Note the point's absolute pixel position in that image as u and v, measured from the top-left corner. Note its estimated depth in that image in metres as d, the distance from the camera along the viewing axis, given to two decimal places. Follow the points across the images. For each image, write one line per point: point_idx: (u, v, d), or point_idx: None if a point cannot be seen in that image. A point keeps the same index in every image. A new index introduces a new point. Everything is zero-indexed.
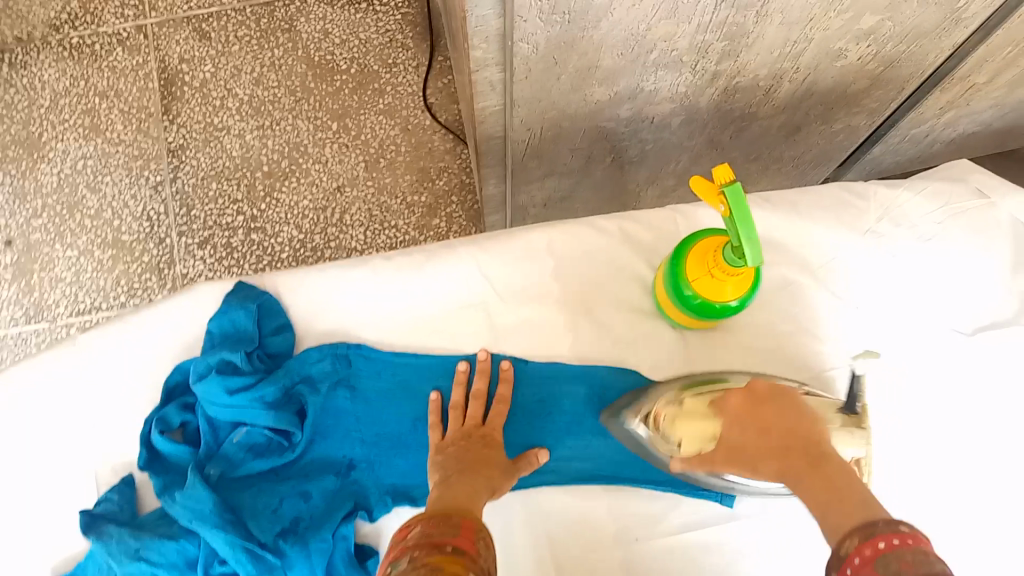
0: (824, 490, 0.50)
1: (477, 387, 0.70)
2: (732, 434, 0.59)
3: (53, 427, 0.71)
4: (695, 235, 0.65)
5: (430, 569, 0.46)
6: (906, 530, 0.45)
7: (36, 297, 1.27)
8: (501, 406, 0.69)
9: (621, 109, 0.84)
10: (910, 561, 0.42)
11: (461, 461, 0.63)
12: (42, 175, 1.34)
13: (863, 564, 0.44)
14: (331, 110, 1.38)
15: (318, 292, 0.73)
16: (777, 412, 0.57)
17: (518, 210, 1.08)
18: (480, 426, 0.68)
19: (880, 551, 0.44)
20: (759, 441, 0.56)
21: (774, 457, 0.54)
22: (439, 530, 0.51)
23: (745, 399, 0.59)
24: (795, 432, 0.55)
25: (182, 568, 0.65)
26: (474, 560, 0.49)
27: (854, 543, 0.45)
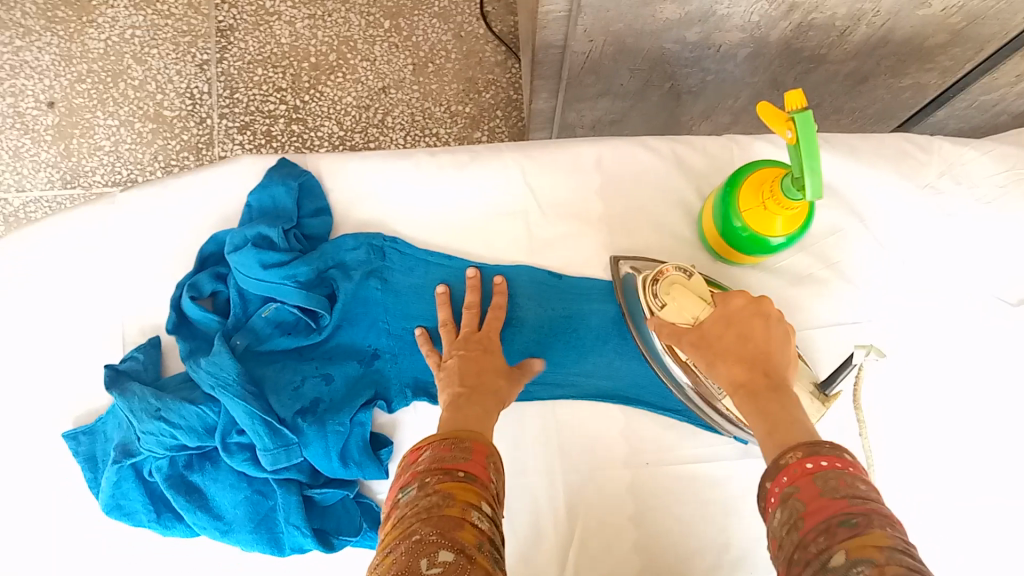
0: (776, 413, 0.48)
1: (466, 301, 0.68)
2: (714, 327, 0.56)
3: (85, 280, 0.72)
4: (753, 165, 0.63)
5: (443, 497, 0.45)
6: (850, 458, 0.42)
7: (74, 162, 1.27)
8: (499, 312, 0.68)
9: (689, 31, 0.81)
10: (848, 481, 0.40)
11: (466, 373, 0.60)
12: (89, 40, 1.32)
13: (800, 474, 0.42)
14: (384, 7, 1.35)
15: (359, 180, 0.73)
16: (765, 327, 0.53)
17: (566, 130, 1.06)
18: (476, 332, 0.66)
19: (818, 466, 0.42)
20: (733, 345, 0.53)
21: (741, 365, 0.51)
22: (451, 454, 0.49)
23: (747, 301, 0.56)
24: (771, 352, 0.52)
25: (201, 434, 0.65)
26: (485, 485, 0.47)
27: (797, 455, 0.43)
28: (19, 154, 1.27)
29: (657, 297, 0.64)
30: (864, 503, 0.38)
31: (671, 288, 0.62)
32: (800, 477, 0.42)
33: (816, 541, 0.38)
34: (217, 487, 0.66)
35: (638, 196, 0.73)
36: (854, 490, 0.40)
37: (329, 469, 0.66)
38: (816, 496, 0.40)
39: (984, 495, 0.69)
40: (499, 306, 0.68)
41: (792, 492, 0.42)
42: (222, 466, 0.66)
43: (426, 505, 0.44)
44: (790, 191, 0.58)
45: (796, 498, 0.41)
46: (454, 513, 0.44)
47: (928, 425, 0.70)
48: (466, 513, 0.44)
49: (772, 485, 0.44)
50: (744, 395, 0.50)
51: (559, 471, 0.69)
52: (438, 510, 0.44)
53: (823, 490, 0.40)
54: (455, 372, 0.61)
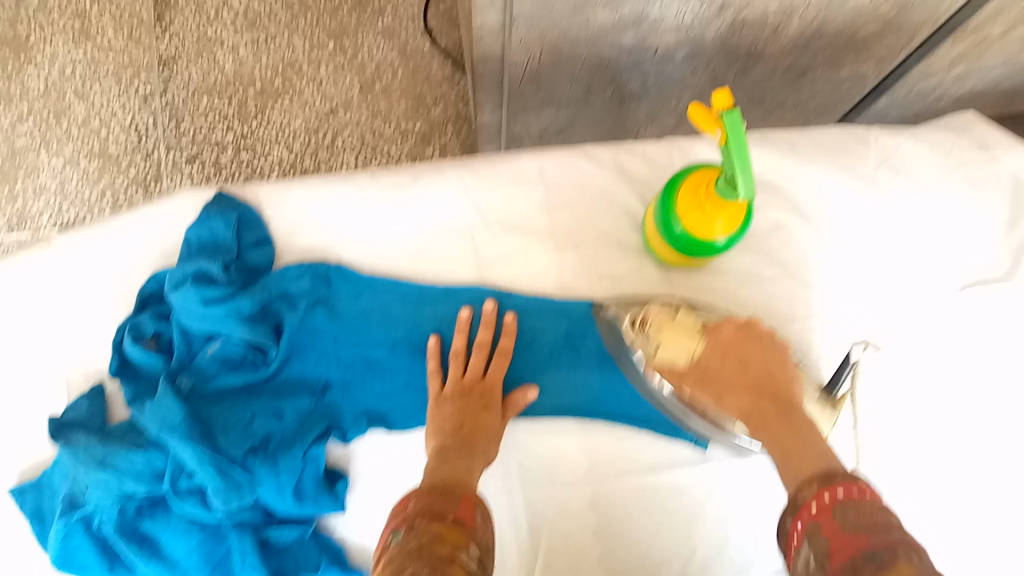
0: (784, 434, 0.53)
1: (481, 338, 0.67)
2: (712, 359, 0.59)
3: (24, 329, 0.70)
4: (690, 169, 0.63)
5: (433, 537, 0.45)
6: (864, 487, 0.45)
7: (19, 205, 1.25)
8: (502, 360, 0.67)
9: (624, 36, 0.81)
10: (865, 513, 0.43)
11: (460, 422, 0.62)
12: (28, 79, 1.30)
13: (820, 512, 0.44)
14: (328, 28, 1.35)
15: (301, 207, 0.72)
16: (760, 354, 0.58)
17: (513, 141, 1.06)
18: (480, 380, 0.66)
19: (837, 500, 0.44)
20: (736, 375, 0.58)
21: (748, 395, 0.56)
22: (440, 500, 0.49)
23: (738, 331, 0.60)
24: (768, 378, 0.57)
25: (149, 480, 0.63)
26: (473, 531, 0.47)
27: (812, 489, 0.46)
28: None
29: (649, 341, 0.64)
30: (885, 535, 0.41)
31: (660, 323, 0.64)
32: (819, 514, 0.45)
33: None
34: (169, 533, 0.64)
35: (582, 206, 0.73)
36: (874, 521, 0.42)
37: (284, 507, 0.65)
38: (835, 534, 0.42)
39: (937, 484, 0.69)
40: (504, 352, 0.67)
41: (814, 529, 0.44)
42: (174, 512, 0.64)
43: (417, 544, 0.45)
44: (725, 193, 0.58)
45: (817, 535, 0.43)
46: (443, 552, 0.44)
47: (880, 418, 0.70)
48: (454, 554, 0.44)
49: (794, 522, 0.46)
50: (755, 423, 0.55)
51: (520, 491, 0.68)
52: (429, 550, 0.44)
53: (843, 526, 0.43)
54: (451, 424, 0.62)
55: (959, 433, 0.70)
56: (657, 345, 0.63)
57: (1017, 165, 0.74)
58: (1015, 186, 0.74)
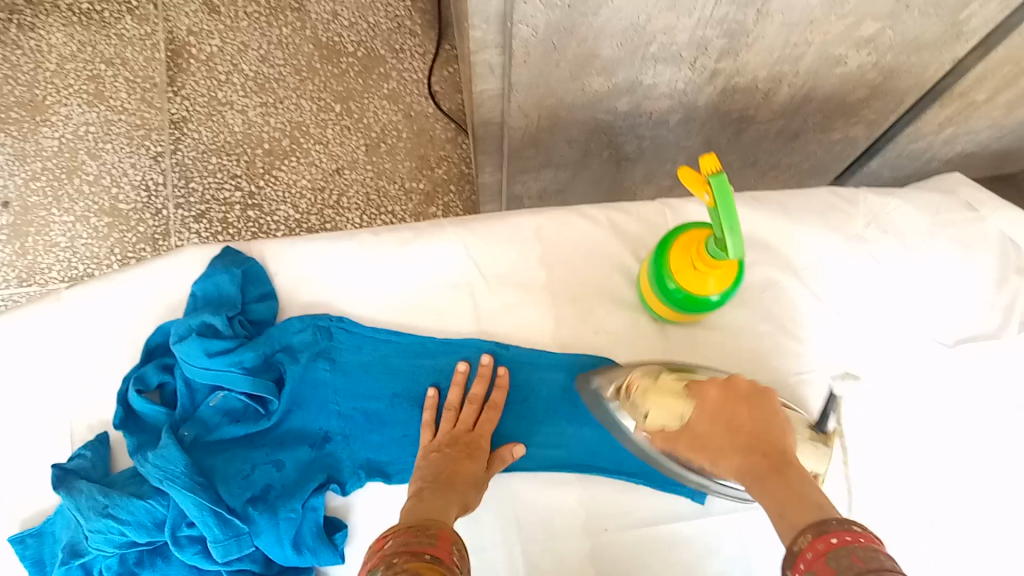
0: (780, 490, 0.52)
1: (473, 392, 0.69)
2: (702, 424, 0.59)
3: (31, 380, 0.71)
4: (681, 228, 0.65)
5: (411, 573, 0.46)
6: (858, 530, 0.46)
7: (29, 260, 1.27)
8: (493, 413, 0.68)
9: (620, 101, 0.84)
10: (861, 557, 0.44)
11: (439, 472, 0.63)
12: (42, 138, 1.34)
13: (815, 558, 0.45)
14: (335, 91, 1.39)
15: (304, 263, 0.74)
16: (750, 412, 0.58)
17: (514, 201, 1.09)
18: (469, 431, 0.67)
19: (832, 546, 0.45)
20: (727, 437, 0.57)
21: (740, 456, 0.56)
22: (417, 539, 0.51)
23: (725, 390, 0.60)
24: (761, 436, 0.56)
25: (150, 528, 0.64)
26: (451, 568, 0.49)
27: (808, 538, 0.47)
28: None
29: (637, 408, 0.64)
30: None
31: (647, 388, 0.64)
32: (815, 561, 0.46)
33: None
34: None
35: (580, 262, 0.75)
36: (868, 564, 0.43)
37: (283, 557, 0.65)
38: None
39: (938, 541, 0.69)
40: (494, 405, 0.69)
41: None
42: (173, 560, 0.65)
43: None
44: (715, 252, 0.60)
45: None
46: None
47: (871, 468, 0.71)
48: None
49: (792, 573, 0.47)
50: (750, 482, 0.54)
51: (518, 543, 0.69)
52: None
53: (839, 571, 0.44)
54: (433, 470, 0.63)
55: (957, 487, 0.71)
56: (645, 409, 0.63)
57: (1003, 222, 0.76)
58: (1002, 241, 0.76)
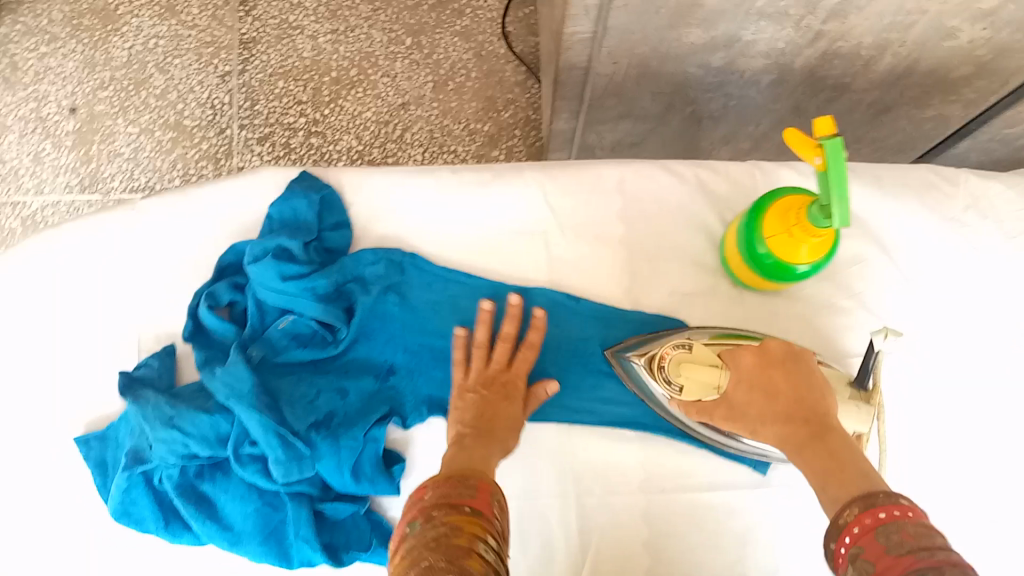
0: (823, 460, 0.49)
1: (504, 332, 0.67)
2: (741, 393, 0.58)
3: (103, 286, 0.72)
4: (776, 192, 0.63)
5: (451, 528, 0.47)
6: (907, 505, 0.44)
7: (93, 168, 1.28)
8: (528, 352, 0.67)
9: (714, 57, 0.81)
10: (912, 533, 0.42)
11: (479, 415, 0.62)
12: (113, 48, 1.34)
13: (863, 533, 0.43)
14: (407, 25, 1.37)
15: (378, 196, 0.73)
16: (788, 377, 0.55)
17: (585, 151, 1.06)
18: (504, 370, 0.66)
19: (880, 521, 0.43)
20: (766, 405, 0.55)
21: (780, 424, 0.53)
22: (457, 490, 0.51)
23: (759, 359, 0.58)
24: (799, 400, 0.54)
25: (213, 444, 0.64)
26: (491, 521, 0.49)
27: (853, 512, 0.45)
28: (40, 158, 1.29)
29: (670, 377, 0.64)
30: (931, 554, 0.39)
31: (681, 359, 0.63)
32: (862, 535, 0.43)
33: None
34: (227, 498, 0.65)
35: (662, 218, 0.72)
36: (920, 542, 0.41)
37: (341, 484, 0.65)
38: (880, 554, 0.41)
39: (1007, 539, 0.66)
40: (531, 345, 0.67)
41: (857, 552, 0.43)
42: (233, 477, 0.65)
43: (435, 536, 0.47)
44: (817, 219, 0.57)
45: (861, 558, 0.42)
46: (461, 542, 0.46)
47: (944, 454, 0.68)
48: (473, 543, 0.46)
49: (837, 546, 0.45)
50: (792, 454, 0.52)
51: (573, 495, 0.68)
52: (447, 540, 0.46)
53: (886, 547, 0.42)
54: (471, 411, 0.62)
55: None
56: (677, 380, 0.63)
57: None
58: None
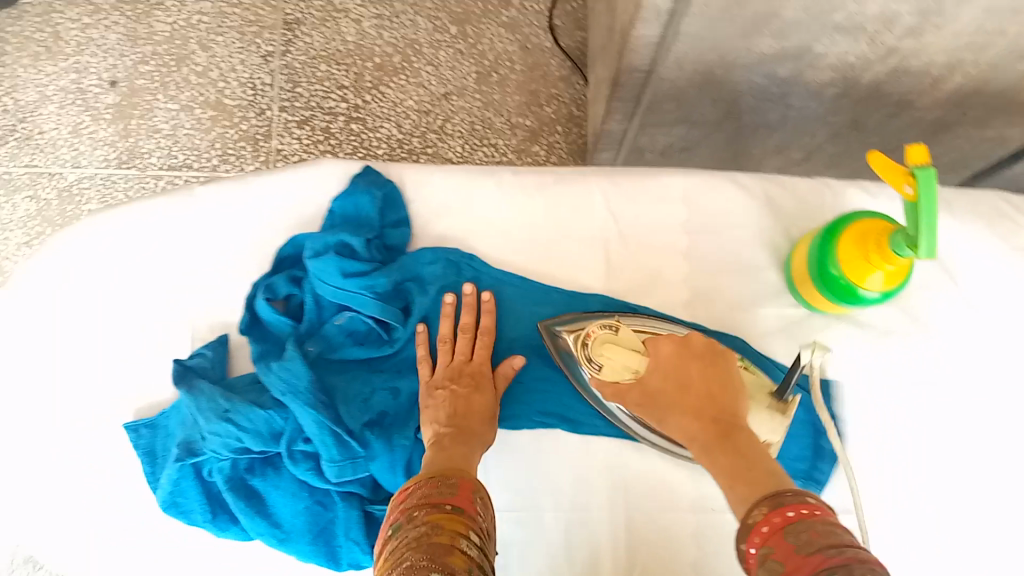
0: (732, 460, 0.47)
1: (464, 322, 0.67)
2: (655, 380, 0.57)
3: (157, 271, 0.71)
4: (853, 216, 0.62)
5: (431, 527, 0.48)
6: (814, 503, 0.42)
7: (131, 143, 1.27)
8: (487, 339, 0.67)
9: (781, 67, 0.79)
10: (821, 531, 0.40)
11: (452, 409, 0.62)
12: (156, 22, 1.33)
13: (772, 533, 0.41)
14: (453, 13, 1.35)
15: (440, 194, 0.72)
16: (700, 370, 0.55)
17: (633, 152, 1.05)
18: (469, 361, 0.66)
19: (790, 519, 0.41)
20: (676, 398, 0.54)
21: (688, 418, 0.51)
22: (438, 489, 0.52)
23: (679, 349, 0.57)
24: (711, 396, 0.52)
25: (266, 440, 0.64)
26: (474, 518, 0.50)
27: (762, 511, 0.43)
28: (78, 130, 1.28)
29: (592, 359, 0.64)
30: (841, 552, 0.38)
31: (603, 340, 0.63)
32: (771, 536, 0.42)
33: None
34: (277, 494, 0.65)
35: (725, 233, 0.72)
36: (829, 538, 0.39)
37: (392, 486, 0.64)
38: (791, 554, 0.40)
39: None
40: (486, 330, 0.67)
41: (767, 553, 0.41)
42: (285, 473, 0.65)
43: (415, 535, 0.47)
44: (900, 247, 0.57)
45: (772, 559, 0.40)
46: (442, 541, 0.46)
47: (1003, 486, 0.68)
48: (455, 541, 0.47)
49: (746, 548, 0.43)
50: (697, 451, 0.49)
51: (621, 509, 0.68)
52: (427, 538, 0.47)
53: (797, 546, 0.40)
54: (445, 408, 0.62)
55: None
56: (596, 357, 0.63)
57: None
58: None
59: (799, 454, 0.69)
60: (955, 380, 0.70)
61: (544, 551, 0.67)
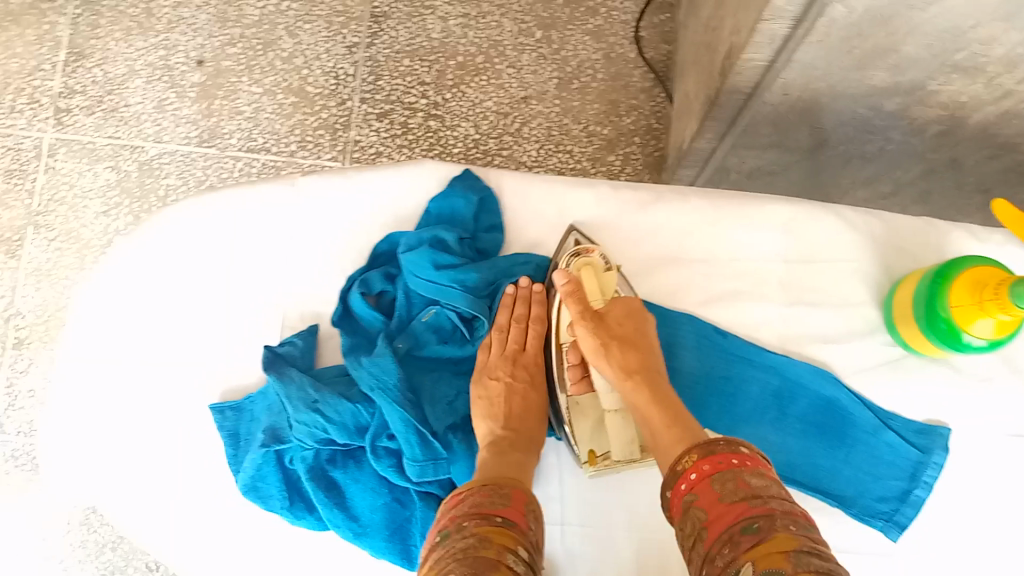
0: (667, 411, 0.58)
1: (518, 312, 0.68)
2: (612, 318, 0.65)
3: (253, 256, 0.72)
4: (966, 261, 0.61)
5: (480, 539, 0.50)
6: (744, 454, 0.50)
7: (213, 122, 1.24)
8: (539, 327, 0.68)
9: (889, 100, 0.78)
10: (744, 481, 0.48)
11: (512, 412, 0.65)
12: (246, 5, 1.29)
13: (698, 478, 0.50)
14: (539, 17, 1.31)
15: (536, 203, 0.72)
16: (646, 329, 0.65)
17: (719, 172, 1.03)
18: (521, 352, 0.68)
19: (718, 468, 0.49)
20: (627, 341, 0.63)
21: (635, 356, 0.62)
22: (490, 500, 0.54)
23: (636, 305, 0.66)
24: (656, 352, 0.64)
25: (351, 433, 0.64)
26: (523, 532, 0.52)
27: (692, 459, 0.51)
28: (162, 106, 1.25)
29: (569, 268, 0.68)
30: (763, 502, 0.45)
31: (585, 270, 0.68)
32: (698, 481, 0.50)
33: (721, 553, 0.45)
34: (357, 488, 0.65)
35: (823, 264, 0.71)
36: (751, 490, 0.47)
37: None
38: (714, 502, 0.47)
39: None
40: (539, 318, 0.68)
41: (694, 498, 0.49)
42: (365, 467, 0.66)
43: (462, 547, 0.49)
44: (1019, 298, 0.55)
45: (696, 505, 0.48)
46: (489, 554, 0.48)
47: None
48: (501, 556, 0.49)
49: (674, 492, 0.51)
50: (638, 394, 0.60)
51: None
52: (474, 551, 0.49)
53: (720, 495, 0.48)
54: (501, 406, 0.65)
55: None
56: (573, 275, 0.67)
57: None
58: None
59: (884, 495, 0.67)
60: None
61: (613, 569, 0.67)
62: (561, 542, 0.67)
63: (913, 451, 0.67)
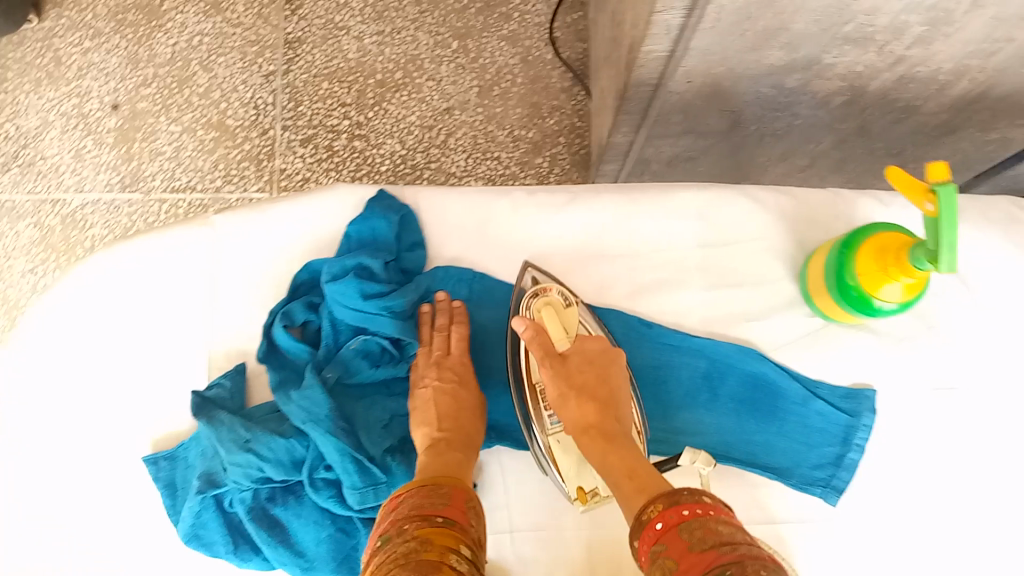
0: (621, 460, 0.56)
1: (438, 323, 0.69)
2: (575, 362, 0.63)
3: (174, 302, 0.71)
4: (869, 229, 0.63)
5: (422, 542, 0.49)
6: (707, 502, 0.48)
7: (134, 166, 1.22)
8: (461, 329, 0.69)
9: (790, 78, 0.79)
10: (711, 529, 0.45)
11: (444, 412, 0.64)
12: (157, 44, 1.29)
13: (666, 528, 0.47)
14: (454, 28, 1.31)
15: (454, 215, 0.73)
16: (611, 372, 0.63)
17: (640, 164, 1.04)
18: (448, 356, 0.68)
19: (684, 518, 0.47)
20: (588, 385, 0.62)
21: (595, 405, 0.60)
22: (430, 500, 0.54)
23: (603, 347, 0.64)
24: (620, 398, 0.62)
25: (288, 469, 0.63)
26: (465, 530, 0.52)
27: (658, 509, 0.49)
28: (81, 155, 1.23)
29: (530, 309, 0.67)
30: (732, 549, 0.42)
31: (545, 309, 0.67)
32: (665, 532, 0.47)
33: None
34: (300, 522, 0.64)
35: (739, 245, 0.72)
36: (719, 538, 0.44)
37: None
38: (684, 552, 0.45)
39: None
40: (460, 323, 0.69)
41: (662, 549, 0.46)
42: (307, 501, 0.65)
43: (404, 550, 0.48)
44: (918, 261, 0.57)
45: (664, 555, 0.46)
46: (431, 557, 0.47)
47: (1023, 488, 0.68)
48: (443, 557, 0.48)
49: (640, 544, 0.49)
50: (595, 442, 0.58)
51: None
52: (416, 555, 0.47)
53: (690, 545, 0.45)
54: (433, 409, 0.64)
55: None
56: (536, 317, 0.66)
57: None
58: None
59: (819, 463, 0.68)
60: (971, 386, 0.70)
61: (565, 570, 0.67)
62: (512, 549, 0.67)
63: (842, 416, 0.68)
